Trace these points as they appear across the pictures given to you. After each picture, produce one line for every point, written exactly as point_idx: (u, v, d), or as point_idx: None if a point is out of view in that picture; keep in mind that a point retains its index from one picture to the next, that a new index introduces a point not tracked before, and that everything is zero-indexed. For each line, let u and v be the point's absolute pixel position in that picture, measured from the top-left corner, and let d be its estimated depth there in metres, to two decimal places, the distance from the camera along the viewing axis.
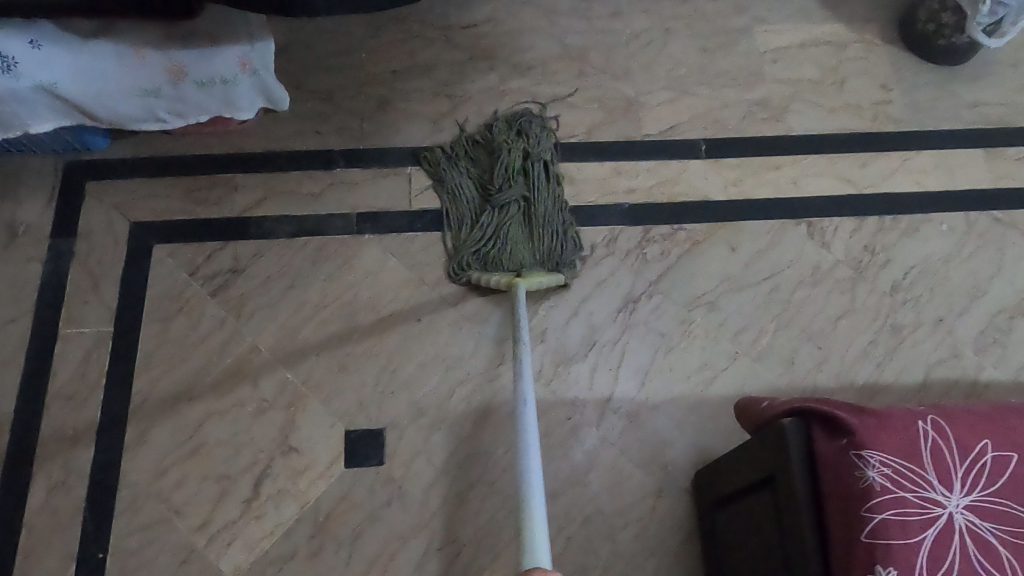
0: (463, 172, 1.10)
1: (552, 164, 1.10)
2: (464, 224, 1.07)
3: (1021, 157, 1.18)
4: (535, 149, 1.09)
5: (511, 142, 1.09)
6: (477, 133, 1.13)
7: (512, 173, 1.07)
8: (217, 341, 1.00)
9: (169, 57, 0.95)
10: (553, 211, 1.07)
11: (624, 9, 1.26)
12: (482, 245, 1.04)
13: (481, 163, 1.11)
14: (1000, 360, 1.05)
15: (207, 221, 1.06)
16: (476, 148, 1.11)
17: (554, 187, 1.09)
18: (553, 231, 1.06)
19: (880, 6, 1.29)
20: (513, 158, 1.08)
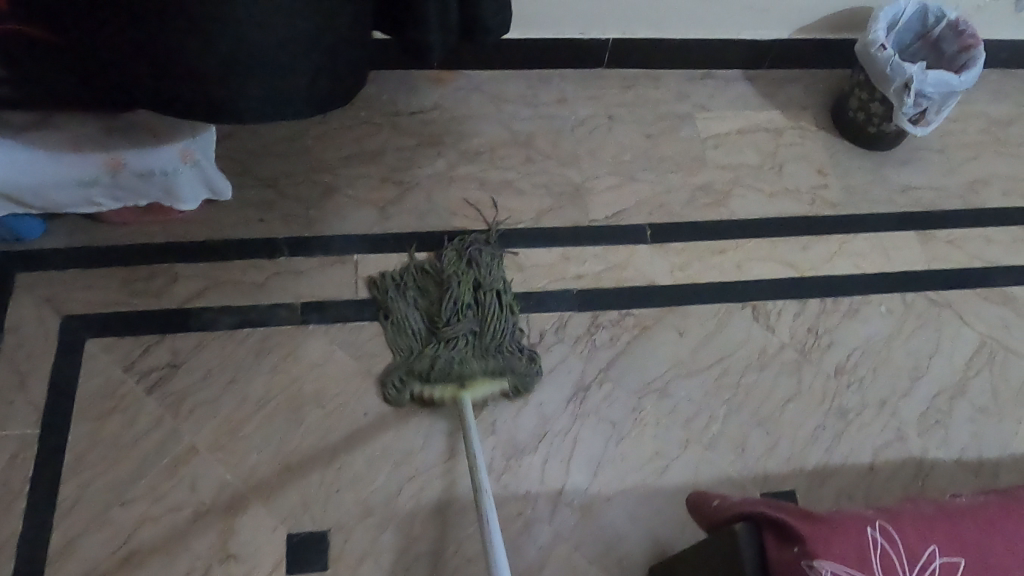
0: (410, 305, 1.06)
1: (508, 298, 1.08)
2: (410, 351, 1.03)
3: (951, 239, 1.23)
4: (487, 280, 1.08)
5: (463, 272, 1.08)
6: (431, 266, 1.09)
7: (460, 307, 1.05)
8: (154, 440, 0.96)
9: (107, 150, 0.93)
10: (503, 339, 1.04)
11: (569, 95, 1.29)
12: (428, 371, 1.00)
13: (429, 298, 1.07)
14: (943, 442, 1.06)
15: (145, 313, 1.03)
16: (426, 281, 1.08)
17: (508, 318, 1.06)
18: (503, 358, 1.03)
19: (812, 95, 1.36)
20: (463, 291, 1.06)
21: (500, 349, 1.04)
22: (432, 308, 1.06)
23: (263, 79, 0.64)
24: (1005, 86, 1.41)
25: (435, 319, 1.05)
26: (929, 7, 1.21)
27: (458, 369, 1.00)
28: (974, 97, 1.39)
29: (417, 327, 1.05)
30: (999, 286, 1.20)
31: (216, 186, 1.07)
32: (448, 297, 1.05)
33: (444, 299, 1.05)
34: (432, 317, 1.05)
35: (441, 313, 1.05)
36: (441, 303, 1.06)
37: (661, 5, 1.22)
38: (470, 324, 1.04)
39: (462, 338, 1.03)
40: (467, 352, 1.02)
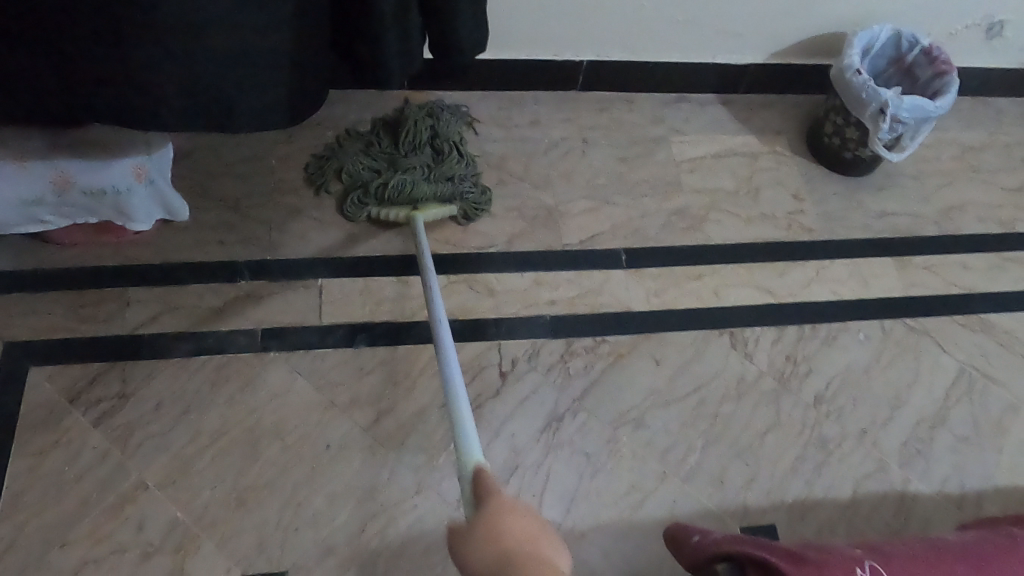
0: (369, 143, 1.15)
1: (464, 145, 1.17)
2: (367, 168, 1.11)
3: (929, 266, 1.22)
4: (445, 129, 1.16)
5: (423, 118, 1.15)
6: (393, 118, 1.18)
7: (417, 143, 1.13)
8: (99, 477, 0.89)
9: (54, 167, 0.88)
10: (455, 172, 1.12)
11: (543, 117, 1.27)
12: (386, 193, 1.07)
13: (388, 135, 1.16)
14: (925, 473, 1.04)
15: (94, 340, 0.97)
16: (385, 127, 1.17)
17: (461, 156, 1.15)
18: (454, 188, 1.10)
19: (787, 119, 1.34)
20: (421, 130, 1.14)
21: (451, 180, 1.11)
22: (390, 143, 1.15)
23: (219, 80, 0.64)
24: (978, 113, 1.41)
25: (393, 151, 1.13)
26: (903, 33, 1.21)
27: (411, 191, 1.06)
28: (947, 124, 1.39)
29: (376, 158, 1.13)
30: (977, 312, 1.18)
31: (172, 204, 1.02)
32: (406, 134, 1.14)
33: (403, 135, 1.14)
34: (391, 148, 1.14)
35: (401, 147, 1.13)
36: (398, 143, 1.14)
37: (636, 26, 1.21)
38: (426, 157, 1.12)
39: (418, 168, 1.10)
40: (420, 176, 1.09)
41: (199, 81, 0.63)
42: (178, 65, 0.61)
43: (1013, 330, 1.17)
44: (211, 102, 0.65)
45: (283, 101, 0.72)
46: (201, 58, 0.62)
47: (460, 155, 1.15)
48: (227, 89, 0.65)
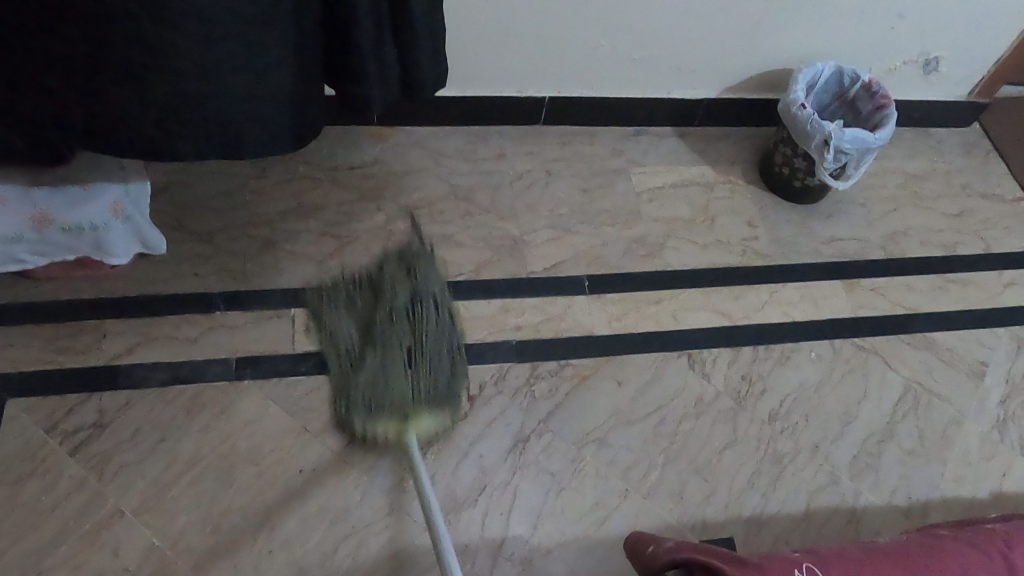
0: (346, 310, 1.09)
1: (446, 311, 1.12)
2: (344, 344, 1.06)
3: (875, 288, 1.28)
4: (423, 295, 1.12)
5: (398, 285, 1.12)
6: (370, 277, 1.13)
7: (396, 312, 1.08)
8: (76, 504, 0.92)
9: (33, 204, 0.92)
10: (437, 343, 1.08)
11: (508, 151, 1.32)
12: (363, 390, 1.02)
13: (364, 298, 1.10)
14: (874, 484, 1.09)
15: (70, 371, 1.00)
16: (361, 286, 1.12)
17: (443, 325, 1.10)
18: (435, 360, 1.06)
19: (740, 151, 1.41)
20: (397, 296, 1.10)
21: (433, 353, 1.07)
22: (366, 309, 1.09)
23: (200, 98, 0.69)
24: (919, 143, 1.49)
25: (370, 316, 1.08)
26: (845, 69, 1.29)
27: (389, 381, 1.02)
28: (891, 154, 1.46)
29: (352, 324, 1.08)
30: (921, 331, 1.25)
31: (149, 241, 1.06)
32: (383, 303, 1.09)
33: (379, 303, 1.09)
34: (367, 312, 1.08)
35: (377, 314, 1.07)
36: (375, 309, 1.08)
37: (594, 63, 1.27)
38: (405, 326, 1.07)
39: (396, 349, 1.05)
40: (398, 361, 1.04)
41: (183, 97, 0.69)
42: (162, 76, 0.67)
43: (955, 348, 1.24)
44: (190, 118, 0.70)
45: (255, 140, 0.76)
46: (187, 77, 0.67)
47: (439, 326, 1.10)
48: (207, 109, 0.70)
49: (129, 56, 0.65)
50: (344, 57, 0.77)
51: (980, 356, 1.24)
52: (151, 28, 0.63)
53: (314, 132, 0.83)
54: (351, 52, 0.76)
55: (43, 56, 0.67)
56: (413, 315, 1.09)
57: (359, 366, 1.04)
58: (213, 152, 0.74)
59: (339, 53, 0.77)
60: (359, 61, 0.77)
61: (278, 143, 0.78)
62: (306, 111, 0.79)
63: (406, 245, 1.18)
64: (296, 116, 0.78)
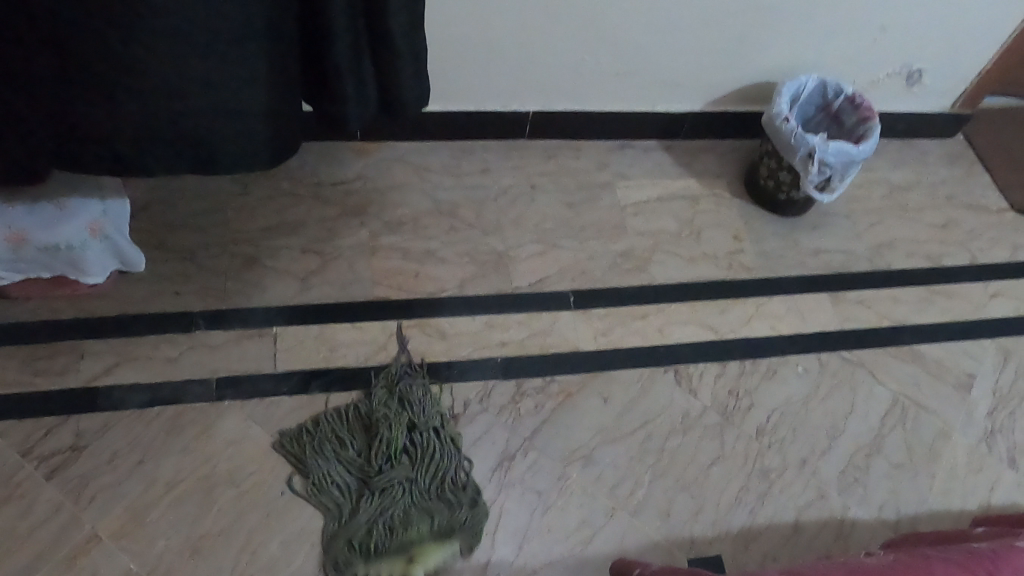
0: (337, 454, 0.99)
1: (449, 433, 1.03)
2: (338, 497, 0.97)
3: (862, 300, 1.28)
4: (422, 427, 1.02)
5: (393, 418, 1.02)
6: (361, 407, 1.03)
7: (395, 453, 1.00)
8: (52, 530, 0.90)
9: (7, 223, 0.91)
10: (441, 478, 0.99)
11: (492, 165, 1.32)
12: (366, 529, 0.94)
13: (357, 441, 1.01)
14: (862, 499, 1.08)
15: (47, 392, 0.98)
16: (352, 425, 1.02)
17: (449, 455, 1.01)
18: (440, 489, 0.99)
19: (726, 164, 1.41)
20: (395, 436, 1.00)
21: (434, 478, 1.00)
22: (360, 457, 1.00)
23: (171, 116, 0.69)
24: (904, 154, 1.50)
25: (365, 468, 0.99)
26: (828, 82, 1.29)
27: (392, 511, 0.96)
28: (875, 166, 1.47)
29: (344, 475, 0.98)
30: (908, 343, 1.25)
31: (128, 258, 1.04)
32: (378, 444, 1.00)
33: (374, 444, 1.00)
34: (361, 464, 0.99)
35: (373, 459, 0.99)
36: (371, 452, 1.00)
37: (578, 78, 1.27)
38: (406, 467, 0.99)
39: (398, 491, 0.97)
40: (401, 497, 0.97)
41: (153, 114, 0.68)
42: (132, 95, 0.66)
43: (942, 359, 1.24)
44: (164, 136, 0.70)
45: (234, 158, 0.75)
46: (157, 95, 0.67)
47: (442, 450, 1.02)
48: (181, 126, 0.70)
49: (100, 73, 0.64)
50: (322, 73, 0.76)
51: (966, 368, 1.23)
52: (123, 48, 0.62)
53: (292, 149, 0.83)
54: (328, 70, 0.75)
55: (13, 75, 0.67)
56: (415, 455, 1.00)
57: (358, 508, 0.96)
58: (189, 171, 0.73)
59: (317, 69, 0.76)
60: (337, 77, 0.76)
61: (256, 161, 0.77)
62: (284, 129, 0.78)
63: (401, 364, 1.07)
64: (274, 134, 0.77)
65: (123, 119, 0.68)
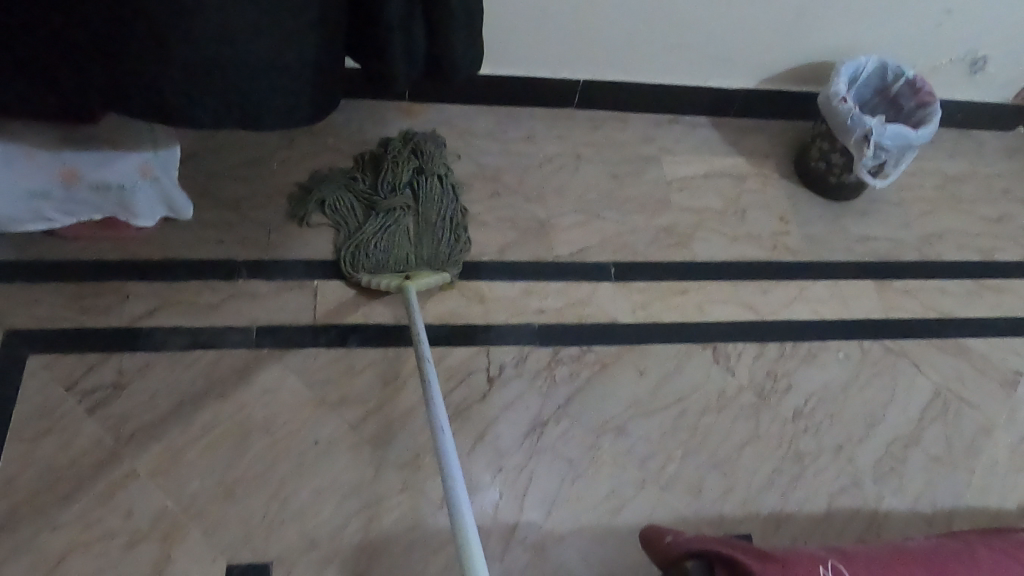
0: (350, 183, 1.15)
1: (448, 178, 1.17)
2: (348, 220, 1.12)
3: (907, 290, 1.25)
4: (427, 166, 1.16)
5: (403, 157, 1.16)
6: (374, 155, 1.19)
7: (398, 185, 1.14)
8: (91, 464, 0.91)
9: (63, 161, 0.91)
10: (438, 211, 1.13)
11: (538, 133, 1.30)
12: (366, 241, 1.08)
13: (367, 178, 1.16)
14: (898, 490, 1.06)
15: (91, 331, 0.99)
16: (366, 163, 1.18)
17: (447, 190, 1.16)
18: (437, 221, 1.12)
19: (775, 145, 1.39)
20: (400, 176, 1.14)
21: (434, 207, 1.14)
22: (371, 184, 1.15)
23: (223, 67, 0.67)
24: (959, 145, 1.45)
25: (373, 196, 1.13)
26: (888, 64, 1.25)
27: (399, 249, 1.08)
28: (929, 155, 1.43)
29: (356, 215, 1.12)
30: (954, 336, 1.22)
31: (175, 205, 1.06)
32: (384, 178, 1.14)
33: (383, 177, 1.14)
34: (370, 192, 1.14)
35: (382, 188, 1.14)
36: (377, 188, 1.14)
37: (630, 48, 1.25)
38: (408, 196, 1.13)
39: (401, 213, 1.11)
40: (405, 221, 1.11)
41: (205, 64, 0.66)
42: (186, 43, 0.64)
43: (988, 355, 1.21)
44: (213, 86, 0.69)
45: (283, 108, 0.74)
46: (210, 46, 0.65)
47: (444, 195, 1.15)
48: (235, 76, 0.68)
49: (155, 21, 0.63)
50: (370, 26, 0.75)
51: (1013, 366, 1.20)
52: None
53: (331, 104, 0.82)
54: (378, 26, 0.74)
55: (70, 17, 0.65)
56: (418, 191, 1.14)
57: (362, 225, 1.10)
58: (234, 122, 0.72)
59: (367, 20, 0.75)
60: (389, 33, 0.74)
61: (299, 109, 0.76)
62: (328, 78, 0.78)
63: (415, 133, 1.22)
64: (320, 83, 0.76)
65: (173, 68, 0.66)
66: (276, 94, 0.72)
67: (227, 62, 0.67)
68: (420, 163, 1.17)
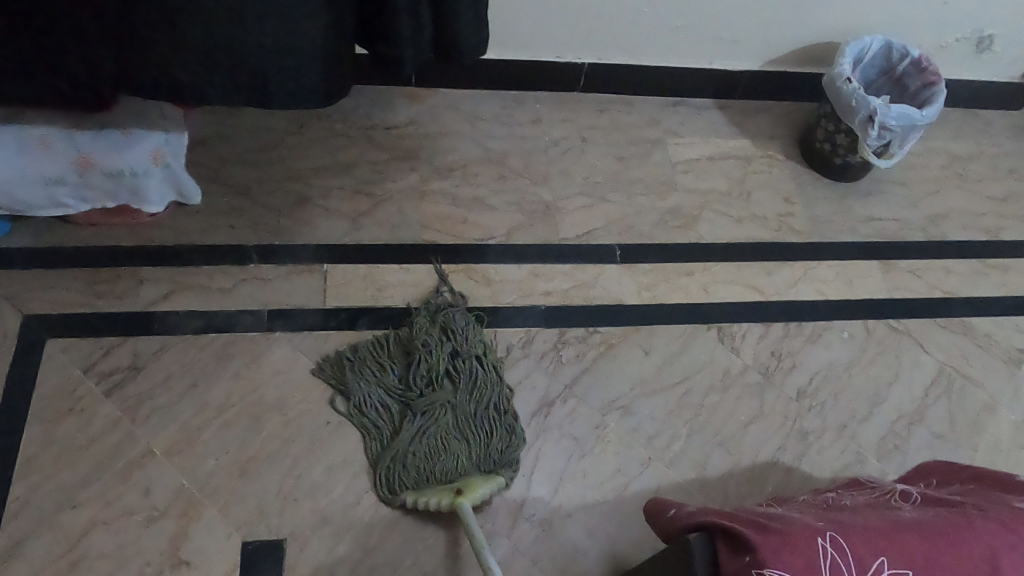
0: (379, 381, 1.01)
1: (488, 357, 1.04)
2: (384, 426, 0.99)
3: (913, 270, 1.26)
4: (464, 346, 1.03)
5: (434, 342, 1.02)
6: (401, 337, 1.04)
7: (434, 376, 1.00)
8: (110, 443, 0.94)
9: (77, 148, 0.93)
10: (482, 402, 1.00)
11: (544, 117, 1.31)
12: (405, 455, 0.95)
13: (399, 366, 1.02)
14: (901, 467, 1.08)
15: (107, 314, 1.02)
16: (393, 348, 1.03)
17: (489, 375, 1.02)
18: (482, 416, 0.99)
19: (781, 127, 1.39)
20: (436, 364, 1.00)
21: (477, 401, 1.00)
22: (402, 376, 1.01)
23: (230, 49, 0.69)
24: (966, 125, 1.45)
25: (407, 393, 1.00)
26: (893, 44, 1.25)
27: (445, 462, 0.95)
28: (936, 135, 1.43)
29: (390, 416, 0.99)
30: (958, 315, 1.23)
31: (186, 191, 1.07)
32: (418, 367, 1.00)
33: (416, 369, 1.00)
34: (403, 388, 1.00)
35: (416, 382, 1.00)
36: (411, 380, 1.00)
37: (635, 31, 1.25)
38: (447, 390, 1.00)
39: (439, 412, 0.98)
40: (447, 418, 0.98)
41: (213, 44, 0.68)
42: (194, 21, 0.66)
43: (992, 333, 1.22)
44: (225, 63, 0.70)
45: (295, 93, 0.75)
46: (216, 25, 0.67)
47: (487, 381, 1.02)
48: (243, 56, 0.70)
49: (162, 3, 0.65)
50: (377, 13, 0.76)
51: (1018, 344, 1.21)
52: None
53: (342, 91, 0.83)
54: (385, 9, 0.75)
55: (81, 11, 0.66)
56: (456, 382, 1.01)
57: (398, 432, 0.97)
58: (242, 97, 0.74)
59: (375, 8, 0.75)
60: (395, 17, 0.75)
61: (311, 95, 0.77)
62: (341, 68, 0.78)
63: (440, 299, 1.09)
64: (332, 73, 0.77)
65: (182, 47, 0.68)
66: (287, 79, 0.73)
67: (234, 39, 0.68)
68: (456, 342, 1.03)
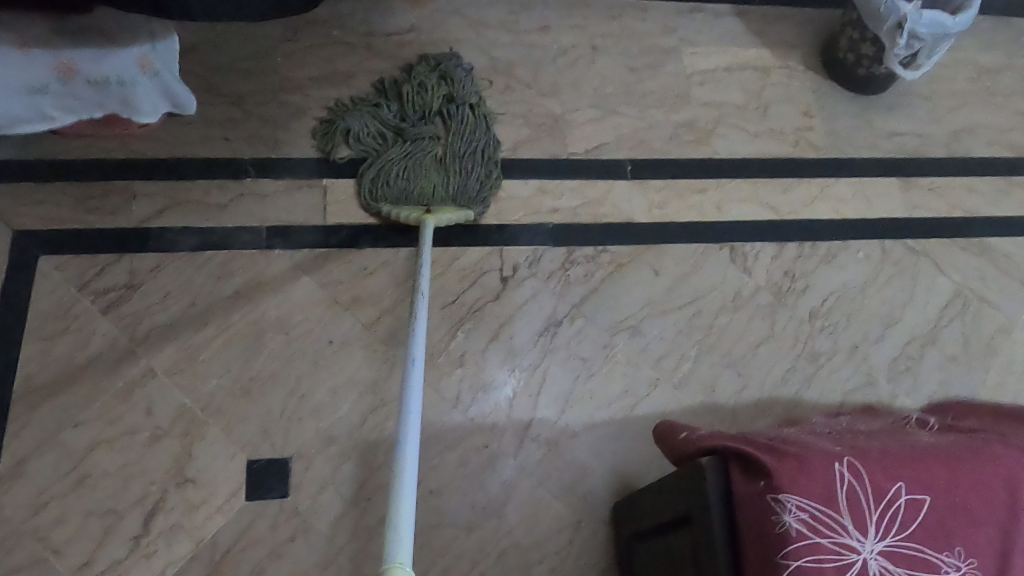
0: (372, 112, 1.07)
1: (481, 107, 1.11)
2: (374, 140, 1.06)
3: (933, 188, 1.22)
4: (459, 93, 1.10)
5: (431, 83, 1.09)
6: (396, 79, 1.11)
7: (428, 113, 1.08)
8: (109, 363, 0.92)
9: (62, 55, 0.86)
10: (471, 143, 1.07)
11: (553, 23, 1.24)
12: (386, 164, 1.04)
13: (395, 101, 1.09)
14: (911, 389, 1.07)
15: (101, 231, 0.98)
16: (388, 90, 1.10)
17: (479, 121, 1.09)
18: (467, 155, 1.06)
19: (802, 35, 1.31)
20: (430, 101, 1.08)
21: (463, 141, 1.07)
22: (396, 111, 1.08)
23: None
24: (999, 33, 1.37)
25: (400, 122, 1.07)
26: None
27: (421, 174, 1.03)
28: (966, 44, 1.35)
29: (380, 130, 1.07)
30: (978, 236, 1.19)
31: (179, 100, 1.01)
32: (413, 103, 1.08)
33: (410, 103, 1.08)
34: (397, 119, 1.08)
35: (409, 114, 1.08)
36: (406, 112, 1.08)
37: None
38: (437, 128, 1.07)
39: (428, 142, 1.06)
40: (430, 154, 1.05)
41: None
42: None
43: (1012, 254, 1.19)
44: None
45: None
46: None
47: (479, 132, 1.08)
48: None
49: None
50: None
51: None
52: None
53: None
54: None
55: None
56: (448, 122, 1.08)
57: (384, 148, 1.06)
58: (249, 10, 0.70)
59: None
60: None
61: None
62: None
63: (446, 57, 1.13)
64: None
65: None
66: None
67: None
68: (452, 91, 1.10)
